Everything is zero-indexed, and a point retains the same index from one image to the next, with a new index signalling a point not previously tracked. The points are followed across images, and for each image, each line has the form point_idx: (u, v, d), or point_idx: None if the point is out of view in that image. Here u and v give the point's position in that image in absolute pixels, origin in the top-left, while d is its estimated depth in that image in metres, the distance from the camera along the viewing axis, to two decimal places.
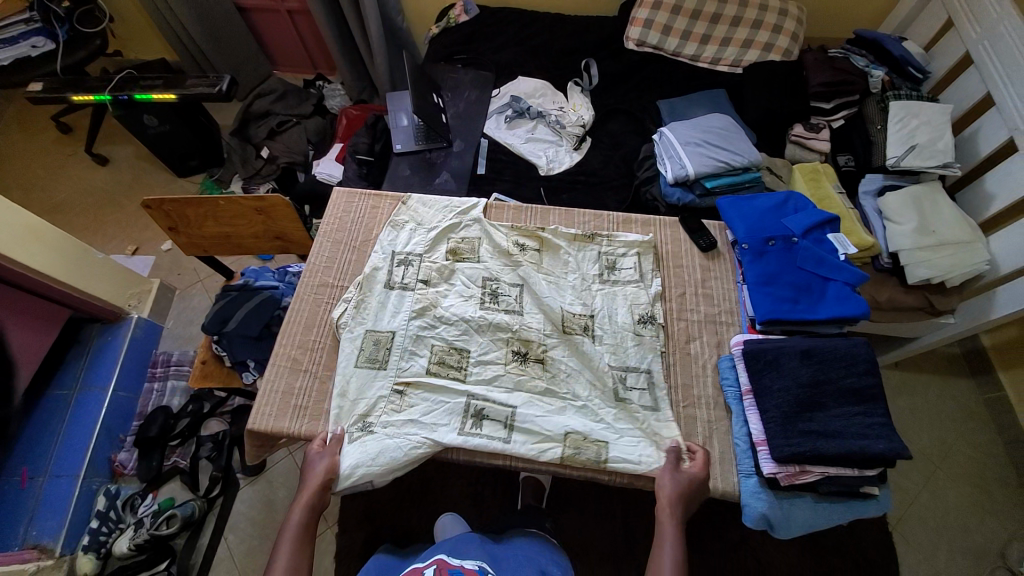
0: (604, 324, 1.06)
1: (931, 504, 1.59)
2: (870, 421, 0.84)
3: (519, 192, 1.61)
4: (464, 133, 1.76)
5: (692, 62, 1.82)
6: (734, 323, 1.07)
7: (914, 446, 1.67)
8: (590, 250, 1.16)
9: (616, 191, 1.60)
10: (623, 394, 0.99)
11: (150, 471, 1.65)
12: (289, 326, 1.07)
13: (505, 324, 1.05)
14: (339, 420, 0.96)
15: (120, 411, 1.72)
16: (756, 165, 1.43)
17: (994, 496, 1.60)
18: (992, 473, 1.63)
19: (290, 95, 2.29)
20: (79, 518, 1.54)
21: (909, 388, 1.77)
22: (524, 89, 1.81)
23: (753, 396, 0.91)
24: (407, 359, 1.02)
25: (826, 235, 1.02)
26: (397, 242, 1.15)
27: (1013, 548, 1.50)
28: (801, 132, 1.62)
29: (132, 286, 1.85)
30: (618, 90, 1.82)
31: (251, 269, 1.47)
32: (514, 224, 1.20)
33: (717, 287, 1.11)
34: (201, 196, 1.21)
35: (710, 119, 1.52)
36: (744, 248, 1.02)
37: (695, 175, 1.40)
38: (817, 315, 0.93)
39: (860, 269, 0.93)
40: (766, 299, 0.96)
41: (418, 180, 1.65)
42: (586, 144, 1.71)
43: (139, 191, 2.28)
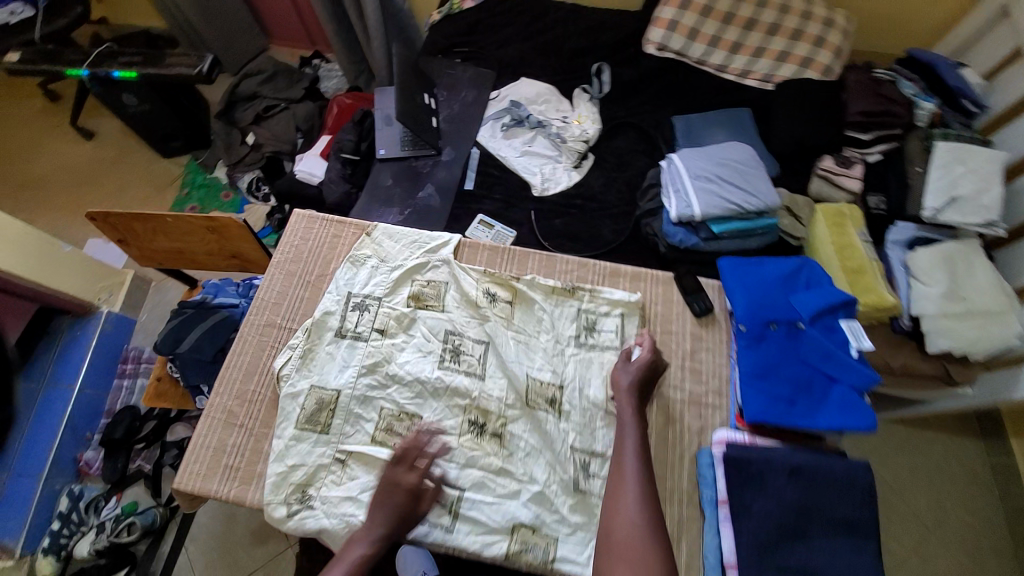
0: (575, 399, 0.95)
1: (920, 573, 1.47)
2: (857, 562, 0.72)
3: (508, 213, 1.47)
4: (455, 139, 1.60)
5: (718, 73, 1.62)
6: (722, 406, 0.94)
7: (910, 509, 1.54)
8: (569, 306, 1.04)
9: (615, 221, 1.45)
10: (584, 483, 0.89)
11: (115, 472, 1.60)
12: (227, 371, 0.99)
13: (464, 390, 0.94)
14: (275, 489, 0.88)
15: (87, 409, 1.65)
16: (772, 210, 1.26)
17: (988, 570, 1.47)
18: (988, 544, 1.50)
19: (280, 76, 2.14)
20: (40, 520, 1.50)
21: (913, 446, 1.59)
22: (526, 93, 1.64)
23: (728, 510, 0.78)
24: (351, 423, 0.92)
25: (838, 322, 0.88)
26: (354, 282, 1.04)
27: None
28: (831, 166, 1.43)
29: (104, 280, 1.77)
30: (630, 101, 1.63)
31: (211, 283, 1.38)
32: (487, 268, 1.08)
33: (706, 361, 0.98)
34: (147, 212, 1.11)
35: (725, 149, 1.35)
36: (740, 330, 0.89)
37: (701, 217, 1.25)
38: (815, 424, 0.81)
39: (873, 373, 0.80)
40: (757, 398, 0.83)
41: (401, 191, 1.52)
42: (588, 162, 1.54)
43: (121, 170, 2.17)
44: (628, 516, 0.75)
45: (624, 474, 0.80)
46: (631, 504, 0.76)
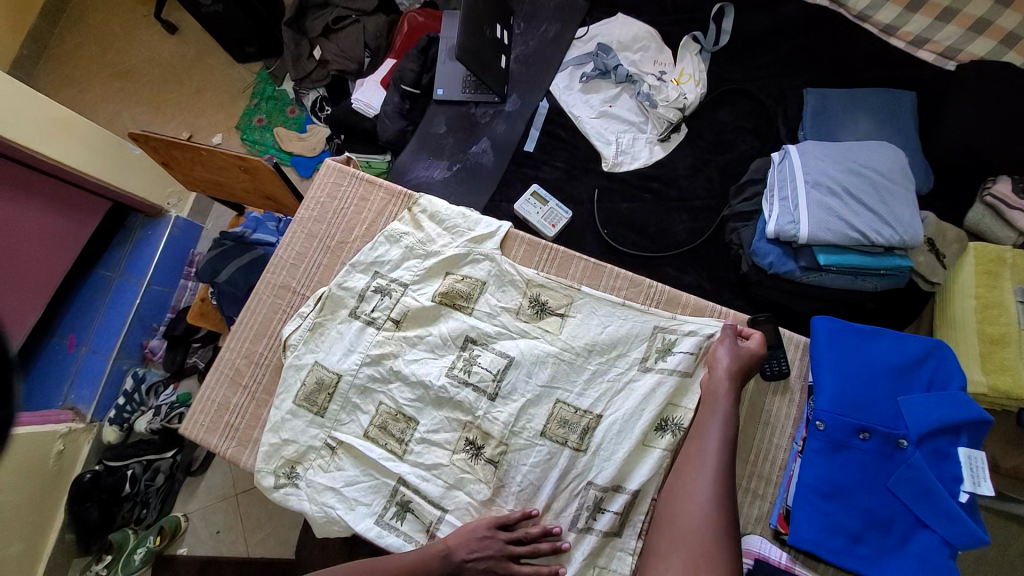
0: (613, 437, 0.81)
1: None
2: None
3: (567, 187, 1.26)
4: (524, 86, 1.36)
5: (882, 36, 1.21)
6: (763, 498, 0.77)
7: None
8: (642, 320, 0.87)
9: (694, 217, 1.19)
10: (587, 523, 0.79)
11: (174, 364, 1.77)
12: (238, 328, 0.96)
13: (467, 406, 0.85)
14: (266, 458, 0.86)
15: (154, 303, 1.80)
16: (909, 247, 0.95)
17: None
18: None
19: None
20: (109, 393, 1.69)
21: None
22: (619, 35, 1.32)
23: None
24: (347, 413, 0.87)
25: (954, 449, 0.66)
26: (382, 261, 0.93)
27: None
28: (1006, 194, 1.03)
29: (172, 185, 1.84)
30: (752, 60, 1.27)
31: (252, 215, 1.35)
32: (540, 268, 0.93)
33: (758, 438, 0.79)
34: (185, 141, 1.05)
35: (867, 150, 1.01)
36: (816, 426, 0.69)
37: (807, 240, 0.97)
38: (878, 573, 0.64)
39: (985, 537, 0.60)
40: (812, 523, 0.66)
41: (453, 142, 1.34)
42: (678, 136, 1.25)
43: (200, 70, 2.16)
44: (698, 506, 0.68)
45: (700, 459, 0.71)
46: (702, 493, 0.68)
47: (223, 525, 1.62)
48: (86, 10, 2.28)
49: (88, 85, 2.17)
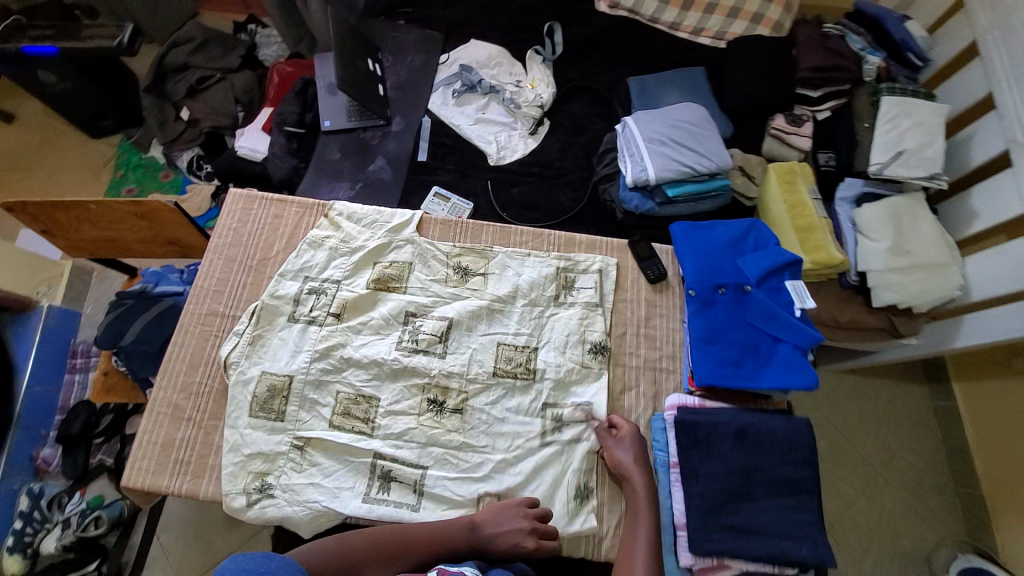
0: (551, 358, 0.96)
1: (868, 510, 1.48)
2: (798, 518, 0.74)
3: (464, 184, 1.43)
4: (405, 108, 1.52)
5: (672, 32, 1.58)
6: (675, 370, 0.97)
7: (854, 449, 1.54)
8: (549, 264, 1.03)
9: (572, 188, 1.43)
10: (551, 437, 0.91)
11: (76, 467, 1.57)
12: (170, 364, 0.93)
13: (422, 370, 0.94)
14: (232, 478, 0.85)
15: (38, 407, 1.57)
16: (725, 171, 1.26)
17: (932, 504, 1.49)
18: (929, 480, 1.52)
19: (212, 44, 1.96)
20: (1, 519, 1.44)
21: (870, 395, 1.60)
22: (476, 56, 1.56)
23: (680, 473, 0.79)
24: (305, 410, 0.90)
25: (783, 283, 0.89)
26: (310, 266, 1.00)
27: (938, 553, 1.42)
28: (782, 125, 1.44)
29: (39, 272, 1.68)
30: (585, 62, 1.58)
31: (150, 270, 1.31)
32: (455, 242, 1.06)
33: (660, 327, 1.00)
34: (68, 199, 1.03)
35: (679, 109, 1.33)
36: (690, 294, 0.89)
37: (656, 181, 1.24)
38: (758, 384, 0.83)
39: (816, 332, 0.81)
40: (706, 362, 0.84)
41: (350, 165, 1.45)
42: (543, 128, 1.50)
43: (46, 153, 1.99)
44: None
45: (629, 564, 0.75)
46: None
47: None
48: None
49: None
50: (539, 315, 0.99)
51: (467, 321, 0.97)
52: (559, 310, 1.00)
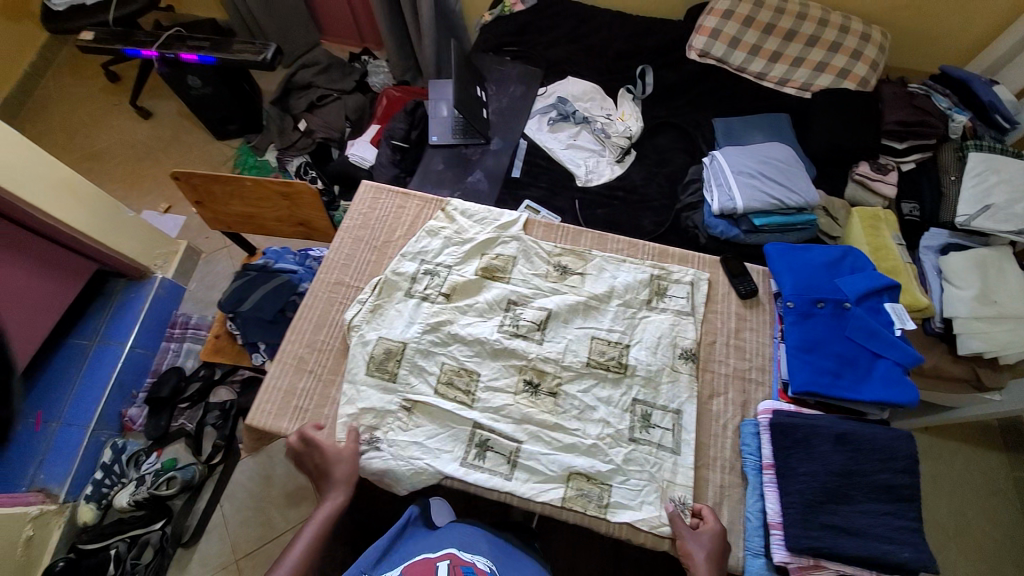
0: (643, 357, 1.00)
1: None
2: (899, 524, 0.74)
3: (553, 200, 1.54)
4: (503, 130, 1.68)
5: (757, 81, 1.69)
6: (765, 383, 0.99)
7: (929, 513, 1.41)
8: (643, 271, 1.10)
9: (655, 213, 1.50)
10: (642, 432, 0.94)
11: (157, 429, 1.63)
12: (300, 322, 1.05)
13: (521, 352, 1.00)
14: (346, 428, 0.93)
15: (135, 368, 1.69)
16: (811, 206, 1.32)
17: None
18: (1010, 556, 1.38)
19: (334, 68, 2.25)
20: (86, 466, 1.53)
21: (949, 457, 1.49)
22: (573, 90, 1.72)
23: (775, 474, 0.81)
24: (414, 376, 0.98)
25: (881, 304, 0.93)
26: (427, 251, 1.11)
27: None
28: (867, 172, 1.49)
29: (158, 247, 1.81)
30: (672, 102, 1.70)
31: (272, 249, 1.45)
32: (556, 243, 1.15)
33: (750, 339, 1.03)
34: (229, 175, 1.19)
35: (767, 148, 1.41)
36: (789, 306, 0.93)
37: (743, 210, 1.31)
38: (859, 395, 0.85)
39: (918, 350, 0.84)
40: (804, 370, 0.87)
41: (451, 175, 1.60)
42: (630, 157, 1.61)
43: (176, 148, 2.27)
44: None
45: None
46: None
47: None
48: (48, 104, 2.35)
49: None
50: (633, 317, 1.04)
51: (564, 313, 1.04)
52: (652, 313, 1.05)
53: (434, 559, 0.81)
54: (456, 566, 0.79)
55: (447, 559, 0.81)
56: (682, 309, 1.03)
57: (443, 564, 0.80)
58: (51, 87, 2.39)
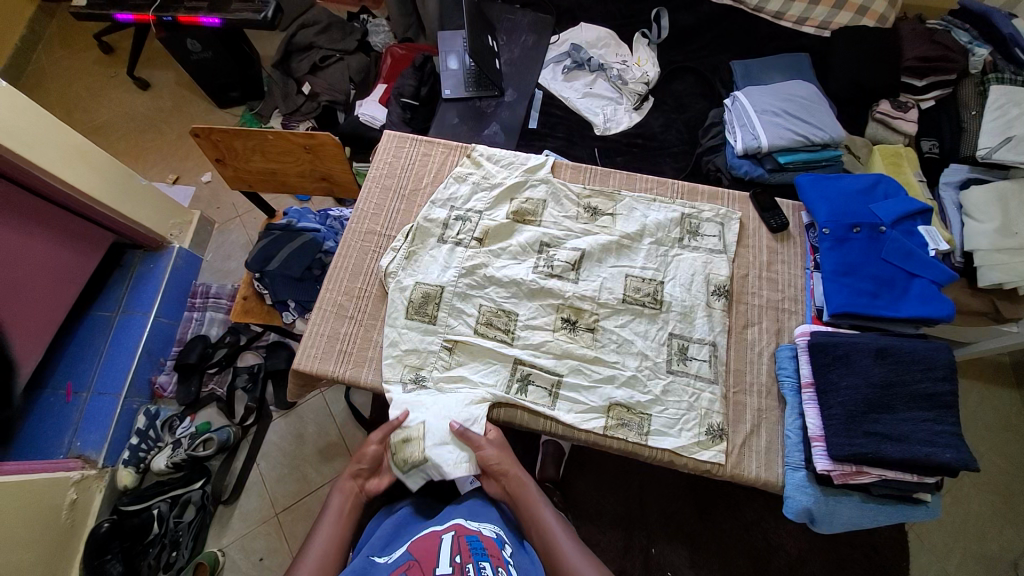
0: (677, 292, 1.01)
1: (954, 507, 1.40)
2: (941, 430, 0.76)
3: (571, 150, 1.52)
4: (517, 81, 1.65)
5: (775, 20, 1.65)
6: (798, 312, 1.01)
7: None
8: (673, 210, 1.09)
9: (675, 159, 1.49)
10: (680, 362, 0.96)
11: (189, 395, 1.67)
12: (335, 271, 1.06)
13: (557, 291, 1.02)
14: (392, 368, 0.96)
15: (160, 337, 1.72)
16: (837, 142, 1.31)
17: None
18: (1021, 487, 1.42)
19: (334, 28, 2.17)
20: (121, 433, 1.58)
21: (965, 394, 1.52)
22: (586, 37, 1.67)
23: (815, 391, 0.84)
24: (455, 317, 1.00)
25: (916, 227, 0.93)
26: (456, 197, 1.11)
27: None
28: (888, 109, 1.46)
29: (173, 216, 1.80)
30: (688, 46, 1.67)
31: (294, 209, 1.45)
32: (585, 185, 1.14)
33: (782, 272, 1.04)
34: (250, 128, 1.17)
35: (791, 86, 1.38)
36: (824, 233, 0.94)
37: (767, 148, 1.30)
38: (896, 313, 0.87)
39: (954, 266, 0.85)
40: (841, 292, 0.89)
41: (466, 129, 1.58)
42: (648, 104, 1.59)
43: (179, 118, 2.22)
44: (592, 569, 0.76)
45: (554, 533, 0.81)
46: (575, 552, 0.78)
47: (265, 550, 1.53)
48: (43, 77, 2.28)
49: None
50: (664, 256, 1.05)
51: (597, 254, 1.05)
52: (685, 250, 1.05)
53: (438, 534, 0.78)
54: (460, 543, 0.75)
55: (451, 533, 0.78)
56: (715, 245, 1.02)
57: (448, 536, 0.77)
58: (44, 59, 2.32)
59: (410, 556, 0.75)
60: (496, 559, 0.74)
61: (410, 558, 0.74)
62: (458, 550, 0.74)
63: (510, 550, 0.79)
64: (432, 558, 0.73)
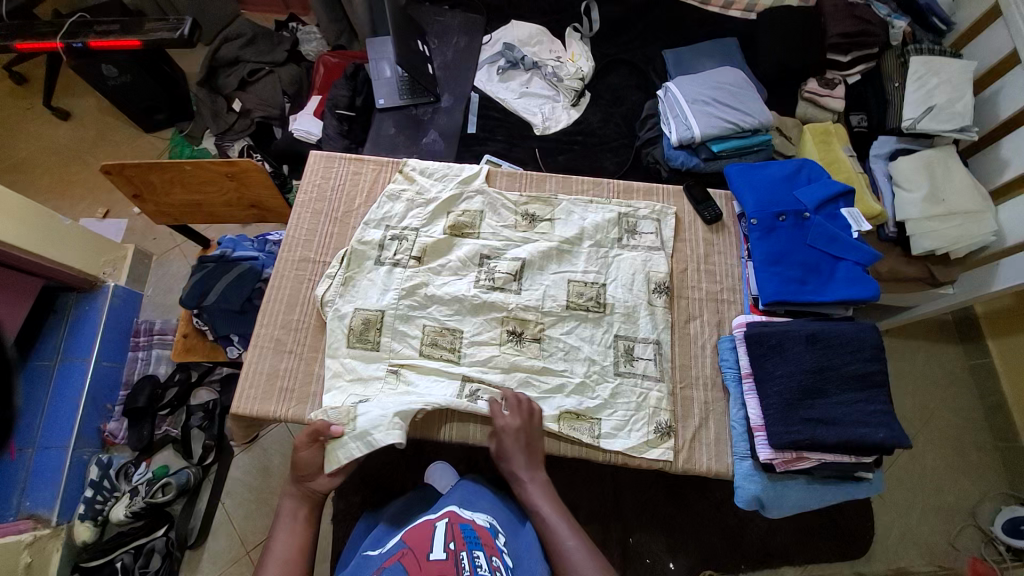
0: (620, 293, 1.02)
1: (913, 467, 1.47)
2: (872, 408, 0.80)
3: (513, 153, 1.50)
4: (452, 85, 1.61)
5: (702, 7, 1.67)
6: (736, 301, 1.03)
7: (899, 409, 1.52)
8: (610, 210, 1.10)
9: (616, 154, 1.50)
10: (628, 364, 0.97)
11: (141, 440, 1.56)
12: (269, 305, 1.01)
13: (500, 304, 1.00)
14: (335, 402, 0.93)
15: (105, 381, 1.61)
16: (767, 126, 1.33)
17: (974, 461, 1.48)
18: (967, 436, 1.51)
19: (260, 39, 2.07)
20: (74, 486, 1.47)
21: (911, 354, 1.59)
22: (518, 35, 1.65)
23: (754, 380, 0.86)
24: (399, 342, 0.98)
25: (839, 210, 0.96)
26: (391, 216, 1.07)
27: (983, 506, 1.43)
28: (815, 88, 1.48)
29: (105, 254, 1.68)
30: (621, 38, 1.67)
31: (228, 238, 1.38)
32: (522, 191, 1.13)
33: (719, 263, 1.06)
34: (165, 161, 1.11)
35: (720, 73, 1.40)
36: (753, 223, 0.96)
37: (701, 138, 1.31)
38: (825, 297, 0.89)
39: (875, 247, 0.88)
40: (773, 281, 0.91)
41: (404, 139, 1.54)
42: (585, 100, 1.58)
43: (104, 147, 2.08)
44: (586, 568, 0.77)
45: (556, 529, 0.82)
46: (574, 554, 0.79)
47: None
48: None
49: None
50: (604, 257, 1.05)
51: (538, 262, 1.04)
52: (624, 250, 1.06)
53: (432, 521, 0.81)
54: (453, 530, 0.78)
55: (444, 520, 0.81)
56: (653, 242, 1.03)
57: (441, 523, 0.80)
58: None
59: (403, 543, 0.78)
60: (489, 547, 0.77)
61: (402, 545, 0.77)
62: (451, 537, 0.76)
63: (504, 539, 0.83)
64: (424, 544, 0.76)
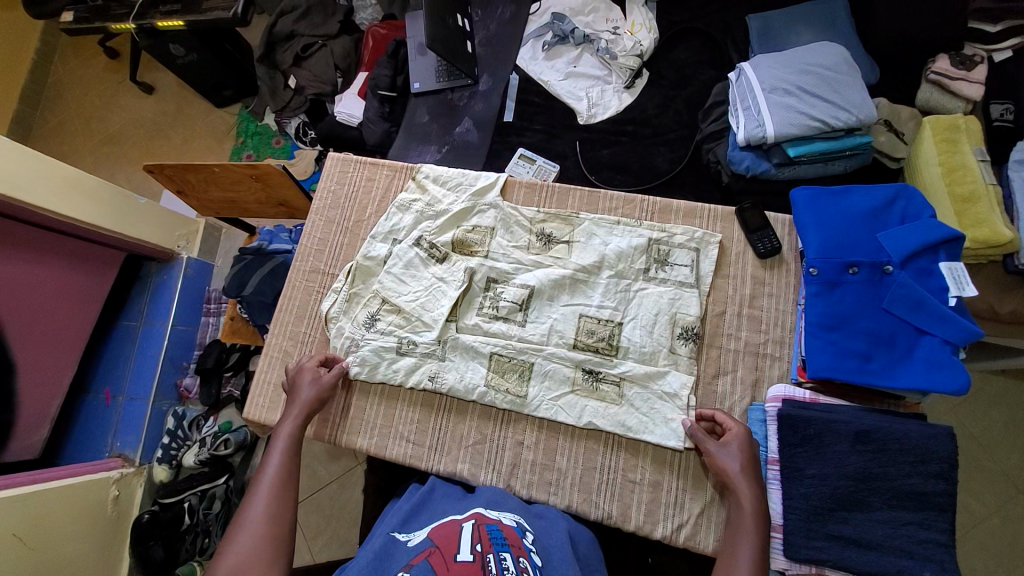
0: (638, 335, 0.89)
1: (998, 531, 1.19)
2: (925, 537, 0.64)
3: (552, 145, 1.35)
4: (492, 64, 1.47)
5: None
6: (782, 358, 0.86)
7: (998, 464, 1.23)
8: (640, 234, 0.94)
9: (671, 148, 1.29)
10: (636, 419, 0.85)
11: (210, 398, 1.77)
12: (282, 314, 1.04)
13: (500, 335, 0.93)
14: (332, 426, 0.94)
15: (182, 343, 1.80)
16: (867, 126, 1.05)
17: None
18: None
19: (315, 10, 2.02)
20: (153, 433, 1.68)
21: None
22: (570, 2, 1.44)
23: (780, 471, 0.73)
24: (390, 367, 0.94)
25: (937, 264, 0.75)
26: (399, 229, 1.02)
27: None
28: (947, 68, 1.12)
29: (180, 229, 1.81)
30: (695, 2, 1.39)
31: (266, 230, 1.45)
32: (540, 207, 1.02)
33: (767, 308, 0.89)
34: (198, 162, 1.14)
35: (814, 51, 1.11)
36: (811, 274, 0.78)
37: (774, 138, 1.06)
38: (893, 383, 0.72)
39: (974, 325, 0.68)
40: (825, 352, 0.75)
41: (437, 127, 1.45)
42: (642, 81, 1.36)
43: (183, 122, 2.24)
44: None
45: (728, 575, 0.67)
46: None
47: None
48: (59, 90, 2.34)
49: (74, 156, 2.23)
50: (626, 291, 0.92)
51: (549, 292, 0.93)
52: (652, 283, 0.91)
53: (458, 521, 0.72)
54: (480, 531, 0.68)
55: (471, 520, 0.71)
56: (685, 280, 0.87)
57: (468, 523, 0.71)
58: (60, 71, 2.37)
59: (429, 540, 0.67)
60: (518, 547, 0.67)
61: (428, 543, 0.66)
62: (478, 538, 0.66)
63: (532, 536, 0.73)
64: (452, 544, 0.65)
